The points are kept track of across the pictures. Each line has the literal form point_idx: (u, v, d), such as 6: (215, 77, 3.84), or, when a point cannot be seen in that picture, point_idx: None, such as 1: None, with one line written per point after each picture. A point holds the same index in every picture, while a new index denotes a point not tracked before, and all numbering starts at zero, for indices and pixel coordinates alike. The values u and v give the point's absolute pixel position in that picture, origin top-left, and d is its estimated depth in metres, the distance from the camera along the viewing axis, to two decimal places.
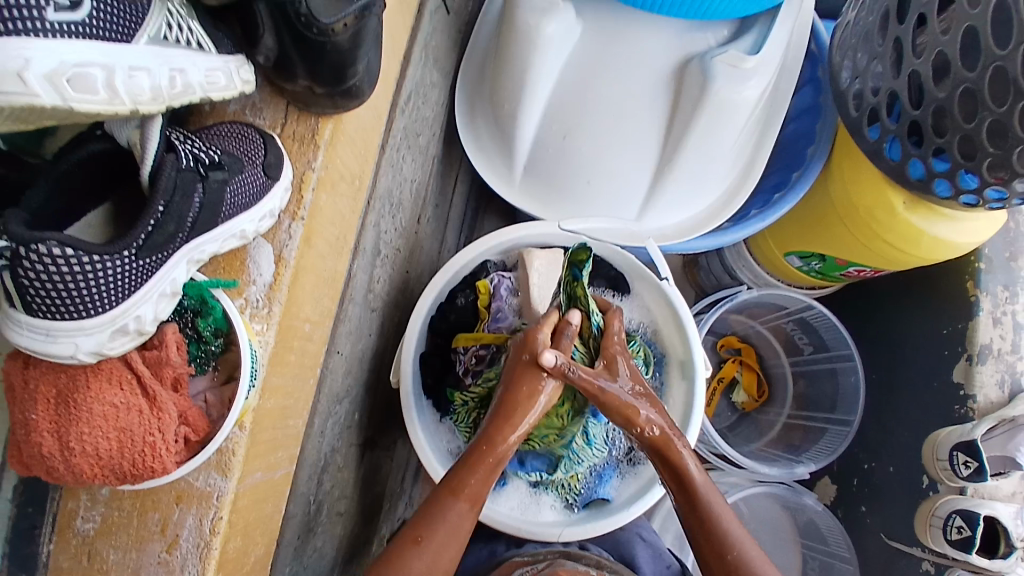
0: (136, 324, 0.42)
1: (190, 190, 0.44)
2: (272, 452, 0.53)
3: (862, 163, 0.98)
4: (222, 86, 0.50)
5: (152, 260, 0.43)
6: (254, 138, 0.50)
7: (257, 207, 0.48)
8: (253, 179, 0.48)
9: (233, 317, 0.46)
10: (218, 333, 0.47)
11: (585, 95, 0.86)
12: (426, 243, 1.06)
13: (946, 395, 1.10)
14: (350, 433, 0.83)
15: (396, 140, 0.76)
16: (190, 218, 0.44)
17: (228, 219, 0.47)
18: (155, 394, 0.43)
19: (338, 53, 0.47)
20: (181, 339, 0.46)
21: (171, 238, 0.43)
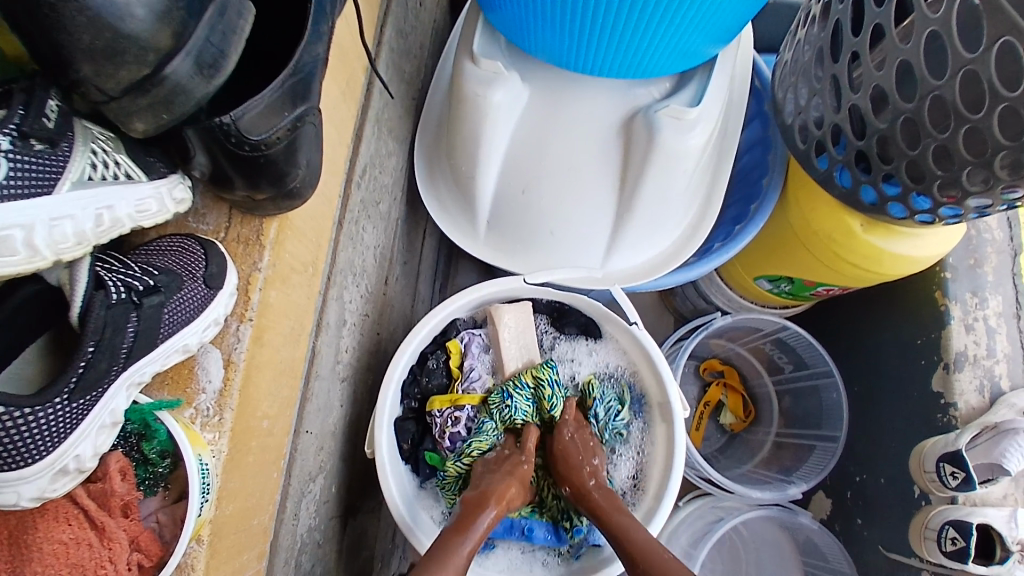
0: (77, 462, 0.42)
1: (123, 323, 0.45)
2: (239, 555, 0.51)
3: (815, 190, 1.00)
4: (154, 212, 0.51)
5: (89, 398, 0.43)
6: (194, 248, 0.51)
7: (199, 319, 0.48)
8: (193, 295, 0.49)
9: (174, 433, 0.44)
10: (164, 454, 0.46)
11: (539, 151, 0.87)
12: (398, 302, 1.06)
13: (926, 403, 1.10)
14: (331, 508, 0.82)
15: (354, 213, 0.77)
16: (125, 349, 0.45)
17: (171, 336, 0.48)
18: (104, 524, 0.43)
19: (273, 164, 0.49)
20: (126, 465, 0.45)
21: (106, 372, 0.43)
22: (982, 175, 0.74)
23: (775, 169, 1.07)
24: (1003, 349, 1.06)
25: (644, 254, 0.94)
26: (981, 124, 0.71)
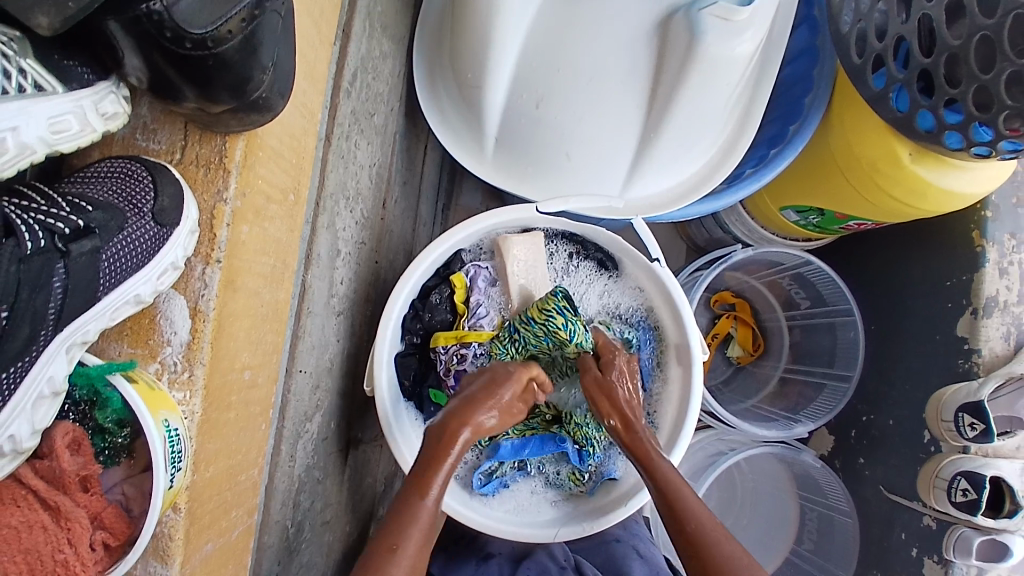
0: (10, 442, 0.37)
1: (46, 278, 0.39)
2: (225, 514, 0.47)
3: (864, 112, 0.89)
4: (77, 132, 0.42)
5: (14, 368, 0.37)
6: (142, 176, 0.43)
7: (148, 267, 0.42)
8: (140, 233, 0.43)
9: (130, 398, 0.38)
10: (121, 423, 0.40)
11: (557, 56, 0.76)
12: (396, 226, 0.98)
13: (947, 348, 1.05)
14: (330, 444, 0.78)
15: (344, 128, 0.67)
16: (52, 311, 0.39)
17: (115, 288, 0.42)
18: (59, 504, 0.38)
19: (229, 67, 0.39)
20: (80, 435, 0.40)
21: (31, 340, 0.38)
22: None
23: (820, 85, 0.96)
24: None
25: (669, 180, 0.86)
26: None
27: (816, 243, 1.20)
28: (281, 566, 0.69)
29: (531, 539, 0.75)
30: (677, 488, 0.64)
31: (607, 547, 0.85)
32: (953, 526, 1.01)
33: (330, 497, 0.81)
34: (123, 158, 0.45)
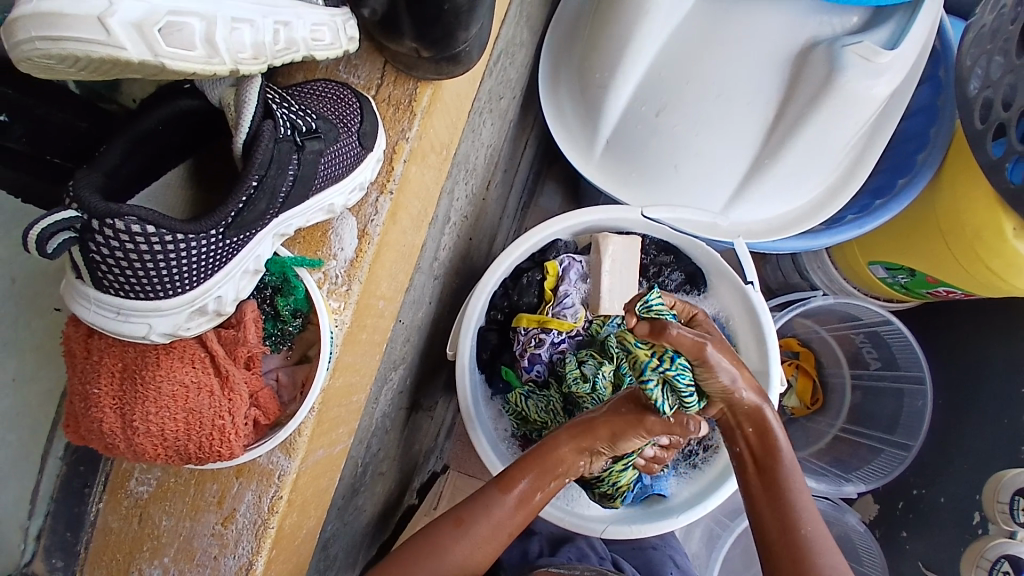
0: (216, 304, 0.40)
1: (285, 163, 0.40)
2: (334, 429, 0.50)
3: (977, 179, 0.88)
4: (328, 44, 0.44)
5: (237, 240, 0.39)
6: (350, 99, 0.45)
7: (349, 177, 0.44)
8: (348, 150, 0.44)
9: (316, 299, 0.44)
10: (297, 314, 0.45)
11: (689, 70, 0.78)
12: (490, 211, 1.00)
13: (1018, 435, 1.03)
14: (401, 401, 0.81)
15: (480, 104, 0.71)
16: (283, 193, 0.41)
17: (321, 190, 0.43)
18: (228, 373, 0.41)
19: (455, 14, 0.41)
20: (259, 317, 0.44)
21: (262, 215, 0.40)
22: None
23: (936, 145, 0.95)
24: None
25: (770, 210, 0.87)
26: None
27: (897, 305, 1.18)
28: (344, 502, 0.71)
29: (576, 527, 0.75)
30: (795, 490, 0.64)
31: (645, 552, 0.85)
32: None
33: (390, 452, 0.83)
34: (337, 83, 0.46)
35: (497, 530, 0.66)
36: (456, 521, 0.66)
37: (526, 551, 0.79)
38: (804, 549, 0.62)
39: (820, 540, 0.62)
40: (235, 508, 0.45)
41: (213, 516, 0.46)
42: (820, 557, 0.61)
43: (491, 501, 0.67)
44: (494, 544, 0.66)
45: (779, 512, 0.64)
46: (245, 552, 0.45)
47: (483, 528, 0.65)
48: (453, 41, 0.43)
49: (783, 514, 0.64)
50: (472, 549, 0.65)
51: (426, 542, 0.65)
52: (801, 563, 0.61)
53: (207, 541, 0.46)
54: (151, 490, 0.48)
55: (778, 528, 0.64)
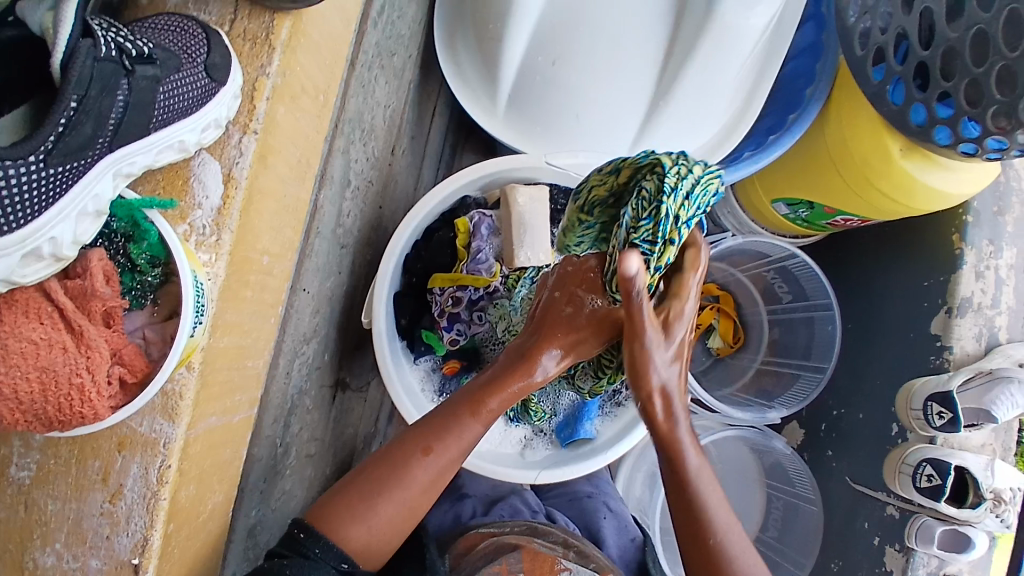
0: (52, 247, 0.37)
1: (112, 86, 0.37)
2: (230, 395, 0.48)
3: (862, 107, 0.94)
4: None
5: (70, 168, 0.36)
6: (195, 31, 0.42)
7: (197, 115, 0.41)
8: (192, 81, 0.41)
9: (169, 242, 0.40)
10: (155, 262, 0.41)
11: (574, 18, 0.79)
12: (402, 177, 0.97)
13: (921, 346, 1.11)
14: (323, 377, 0.77)
15: (367, 58, 0.68)
16: (113, 120, 0.38)
17: (166, 126, 0.40)
18: (82, 329, 0.38)
19: None
20: (111, 269, 0.40)
21: (90, 141, 0.37)
22: None
23: (822, 78, 0.99)
24: (1007, 301, 1.07)
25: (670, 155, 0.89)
26: None
27: (805, 240, 1.23)
28: (266, 485, 0.67)
29: (508, 477, 0.76)
30: (708, 499, 0.63)
31: (580, 502, 0.91)
32: (915, 515, 1.07)
33: (318, 431, 0.80)
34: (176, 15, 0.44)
35: (466, 446, 0.65)
36: (422, 450, 0.64)
37: (458, 515, 0.84)
38: (718, 561, 0.62)
39: (724, 526, 0.63)
40: (122, 483, 0.43)
41: (101, 493, 0.44)
42: (733, 558, 0.62)
43: (463, 424, 0.64)
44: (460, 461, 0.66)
45: (685, 500, 0.63)
46: (138, 527, 0.43)
47: (450, 449, 0.64)
48: None
49: (687, 506, 0.63)
50: (444, 470, 0.64)
51: (390, 468, 0.63)
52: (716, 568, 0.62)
53: (98, 521, 0.44)
54: (33, 475, 0.44)
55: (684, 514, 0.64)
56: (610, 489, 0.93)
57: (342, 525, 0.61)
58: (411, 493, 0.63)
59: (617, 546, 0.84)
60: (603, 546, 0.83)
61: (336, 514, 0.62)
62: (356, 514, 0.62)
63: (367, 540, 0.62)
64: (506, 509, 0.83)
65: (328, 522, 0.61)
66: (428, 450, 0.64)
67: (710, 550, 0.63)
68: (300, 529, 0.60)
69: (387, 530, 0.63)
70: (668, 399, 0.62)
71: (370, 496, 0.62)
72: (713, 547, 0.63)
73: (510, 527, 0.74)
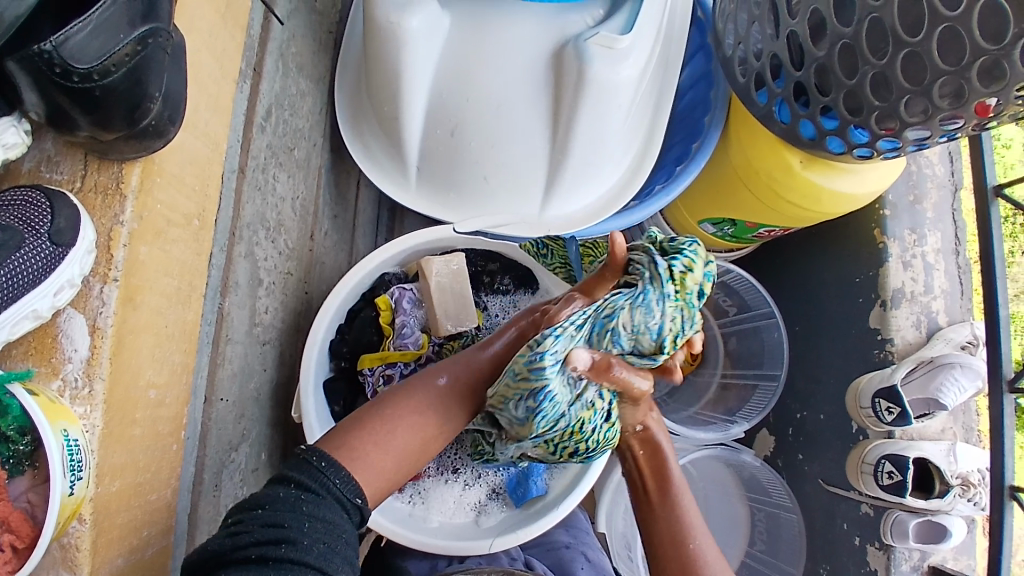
0: None
1: None
2: (136, 531, 0.48)
3: (756, 126, 0.97)
4: None
5: None
6: (39, 201, 0.44)
7: (46, 283, 0.42)
8: (36, 252, 0.43)
9: (28, 408, 0.40)
10: (23, 431, 0.41)
11: (462, 90, 0.82)
12: (330, 257, 0.98)
13: (864, 340, 1.13)
14: (264, 476, 0.77)
15: (258, 162, 0.70)
16: None
17: (13, 302, 0.42)
18: None
19: (116, 97, 0.43)
20: None
21: None
22: (920, 105, 0.75)
23: (716, 105, 1.03)
24: (939, 284, 1.10)
25: (582, 200, 0.90)
26: (920, 48, 0.72)
27: (738, 253, 1.27)
28: None
29: (463, 552, 0.77)
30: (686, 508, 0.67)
31: (557, 552, 0.91)
32: (887, 510, 1.07)
33: None
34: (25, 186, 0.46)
35: (478, 385, 0.65)
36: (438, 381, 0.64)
37: (434, 564, 0.83)
38: (690, 565, 0.64)
39: (709, 552, 0.65)
40: None
41: None
42: (704, 568, 0.64)
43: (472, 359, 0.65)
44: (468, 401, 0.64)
45: (672, 524, 0.66)
46: None
47: (460, 383, 0.64)
48: (132, 116, 0.44)
49: (667, 508, 0.67)
50: (449, 402, 0.63)
51: (407, 394, 0.62)
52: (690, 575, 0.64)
53: None
54: None
55: (671, 539, 0.66)
56: (588, 538, 0.94)
57: (361, 451, 0.58)
58: (421, 418, 0.62)
59: None
60: None
61: (348, 441, 0.58)
62: (374, 439, 0.59)
63: (375, 464, 0.58)
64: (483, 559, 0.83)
65: (346, 448, 0.58)
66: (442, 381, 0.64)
67: (685, 556, 0.65)
68: (312, 457, 0.56)
69: (396, 459, 0.60)
70: (652, 441, 0.70)
71: (379, 423, 0.60)
72: (686, 552, 0.65)
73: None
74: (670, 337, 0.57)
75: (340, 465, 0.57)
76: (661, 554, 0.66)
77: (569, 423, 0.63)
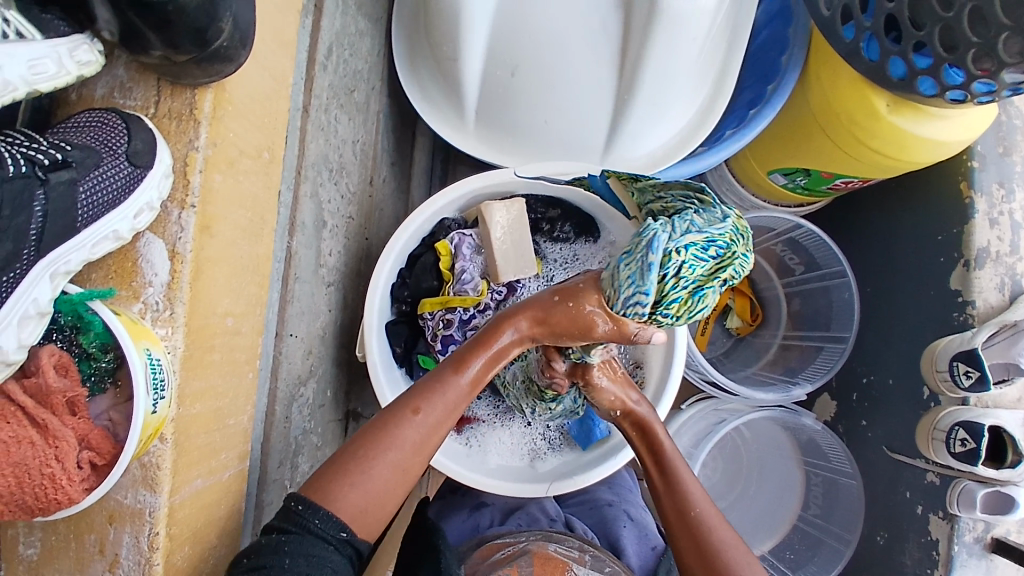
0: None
1: (28, 200, 0.43)
2: (215, 456, 0.50)
3: (840, 66, 0.90)
4: (52, 75, 0.45)
5: (7, 278, 0.42)
6: (115, 122, 0.47)
7: (126, 203, 0.45)
8: (115, 171, 0.45)
9: (112, 325, 0.42)
10: (105, 348, 0.44)
11: (525, 27, 0.78)
12: (388, 205, 0.98)
13: (942, 302, 1.06)
14: (329, 414, 0.79)
15: (321, 101, 0.70)
16: (34, 232, 0.43)
17: (95, 220, 0.45)
18: (46, 423, 0.42)
19: (185, 17, 0.42)
20: (66, 359, 0.43)
21: (17, 255, 0.42)
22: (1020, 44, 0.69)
23: (796, 43, 0.96)
24: None
25: (646, 144, 0.88)
26: None
27: (809, 208, 1.20)
28: None
29: (521, 492, 0.78)
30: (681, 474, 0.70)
31: (601, 510, 0.91)
32: (955, 479, 1.02)
33: None
34: (102, 109, 0.48)
35: (450, 413, 0.64)
36: (413, 410, 0.63)
37: (477, 526, 0.87)
38: (701, 532, 0.66)
39: (712, 520, 0.67)
40: (116, 553, 0.46)
41: (100, 564, 0.46)
42: (713, 533, 0.66)
43: (446, 386, 0.63)
44: (450, 421, 0.64)
45: (674, 497, 0.69)
46: None
47: (438, 411, 0.63)
48: (201, 39, 0.43)
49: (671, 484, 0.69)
50: (432, 434, 0.63)
51: (384, 429, 0.62)
52: (699, 543, 0.66)
53: None
54: (39, 551, 0.48)
55: (674, 513, 0.68)
56: (631, 496, 0.94)
57: (341, 493, 0.59)
58: (401, 455, 0.61)
59: (638, 553, 0.84)
60: (623, 556, 0.83)
61: (331, 482, 0.60)
62: (349, 483, 0.60)
63: (358, 506, 0.59)
64: (524, 519, 0.85)
65: (327, 491, 0.59)
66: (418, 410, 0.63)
67: (691, 525, 0.67)
68: (296, 501, 0.59)
69: (373, 499, 0.60)
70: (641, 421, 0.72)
71: (359, 467, 0.60)
72: (692, 521, 0.67)
73: (525, 535, 0.73)
74: (736, 222, 0.59)
75: (318, 507, 0.58)
76: (672, 526, 0.69)
77: (656, 248, 0.55)
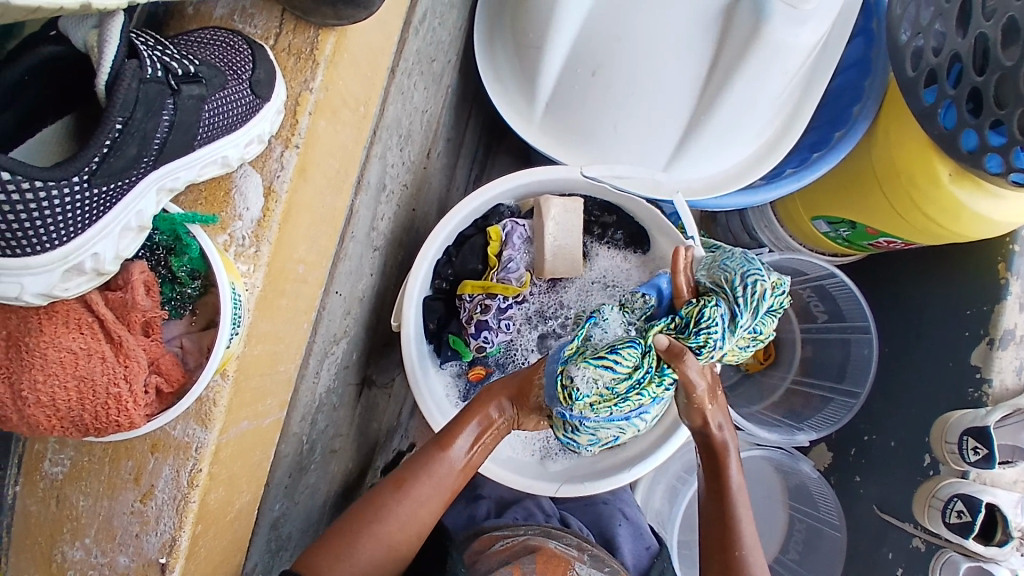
0: (93, 262, 0.42)
1: (159, 106, 0.42)
2: (261, 399, 0.54)
3: (909, 127, 0.90)
4: None
5: (118, 186, 0.42)
6: (240, 46, 0.49)
7: (240, 131, 0.48)
8: (236, 96, 0.47)
9: (207, 254, 0.46)
10: (194, 275, 0.47)
11: (618, 27, 0.77)
12: (438, 179, 0.97)
13: (959, 375, 1.06)
14: (350, 377, 0.78)
15: (407, 65, 0.69)
16: (157, 140, 0.43)
17: (210, 142, 0.47)
18: (121, 340, 0.43)
19: None
20: (150, 280, 0.46)
21: (135, 162, 0.42)
22: None
23: (870, 96, 0.96)
24: None
25: (709, 167, 0.87)
26: None
27: (843, 259, 1.20)
28: (291, 479, 0.68)
29: (528, 488, 0.79)
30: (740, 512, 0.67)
31: (595, 507, 0.91)
32: (941, 549, 1.03)
33: (342, 427, 0.80)
34: (223, 29, 0.50)
35: (439, 485, 0.67)
36: (396, 484, 0.67)
37: (471, 515, 0.88)
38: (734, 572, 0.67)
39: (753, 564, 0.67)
40: (153, 484, 0.48)
41: (132, 493, 0.48)
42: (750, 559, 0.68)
43: (432, 462, 0.67)
44: (437, 501, 0.67)
45: (723, 532, 0.68)
46: (167, 526, 0.48)
47: (422, 490, 0.67)
48: None
49: (722, 517, 0.68)
50: (417, 505, 0.66)
51: (362, 524, 0.65)
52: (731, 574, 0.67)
53: (127, 518, 0.49)
54: (67, 471, 0.50)
55: (718, 548, 0.68)
56: (628, 497, 0.93)
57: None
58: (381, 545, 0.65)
59: (632, 551, 0.84)
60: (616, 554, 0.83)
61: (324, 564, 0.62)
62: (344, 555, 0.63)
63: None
64: (521, 515, 0.85)
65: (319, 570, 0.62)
66: (401, 483, 0.67)
67: (731, 561, 0.67)
68: None
69: (408, 531, 0.66)
70: (718, 450, 0.67)
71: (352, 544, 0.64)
72: (732, 559, 0.67)
73: (524, 530, 0.73)
74: None
75: None
76: (710, 554, 0.69)
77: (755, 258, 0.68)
